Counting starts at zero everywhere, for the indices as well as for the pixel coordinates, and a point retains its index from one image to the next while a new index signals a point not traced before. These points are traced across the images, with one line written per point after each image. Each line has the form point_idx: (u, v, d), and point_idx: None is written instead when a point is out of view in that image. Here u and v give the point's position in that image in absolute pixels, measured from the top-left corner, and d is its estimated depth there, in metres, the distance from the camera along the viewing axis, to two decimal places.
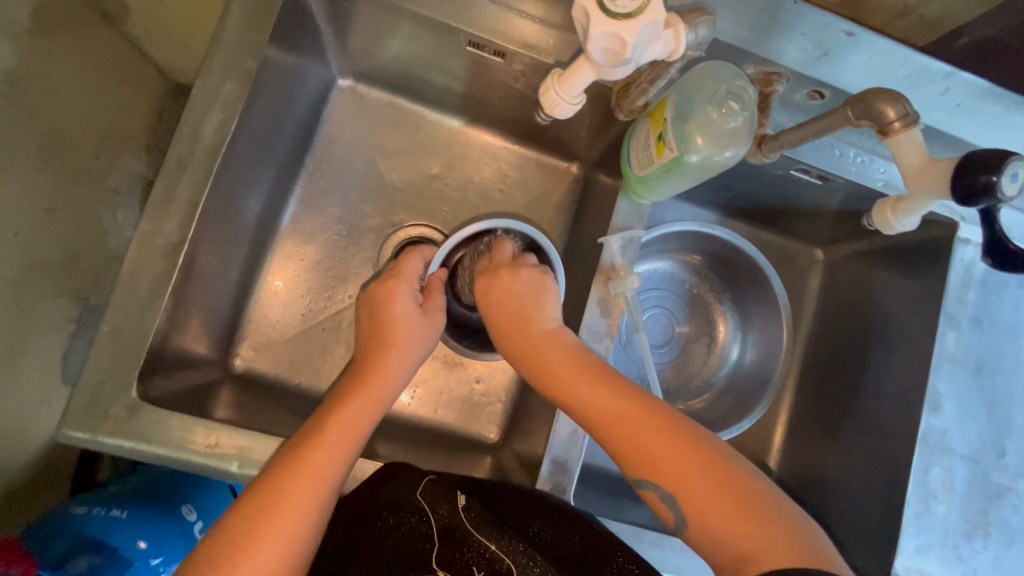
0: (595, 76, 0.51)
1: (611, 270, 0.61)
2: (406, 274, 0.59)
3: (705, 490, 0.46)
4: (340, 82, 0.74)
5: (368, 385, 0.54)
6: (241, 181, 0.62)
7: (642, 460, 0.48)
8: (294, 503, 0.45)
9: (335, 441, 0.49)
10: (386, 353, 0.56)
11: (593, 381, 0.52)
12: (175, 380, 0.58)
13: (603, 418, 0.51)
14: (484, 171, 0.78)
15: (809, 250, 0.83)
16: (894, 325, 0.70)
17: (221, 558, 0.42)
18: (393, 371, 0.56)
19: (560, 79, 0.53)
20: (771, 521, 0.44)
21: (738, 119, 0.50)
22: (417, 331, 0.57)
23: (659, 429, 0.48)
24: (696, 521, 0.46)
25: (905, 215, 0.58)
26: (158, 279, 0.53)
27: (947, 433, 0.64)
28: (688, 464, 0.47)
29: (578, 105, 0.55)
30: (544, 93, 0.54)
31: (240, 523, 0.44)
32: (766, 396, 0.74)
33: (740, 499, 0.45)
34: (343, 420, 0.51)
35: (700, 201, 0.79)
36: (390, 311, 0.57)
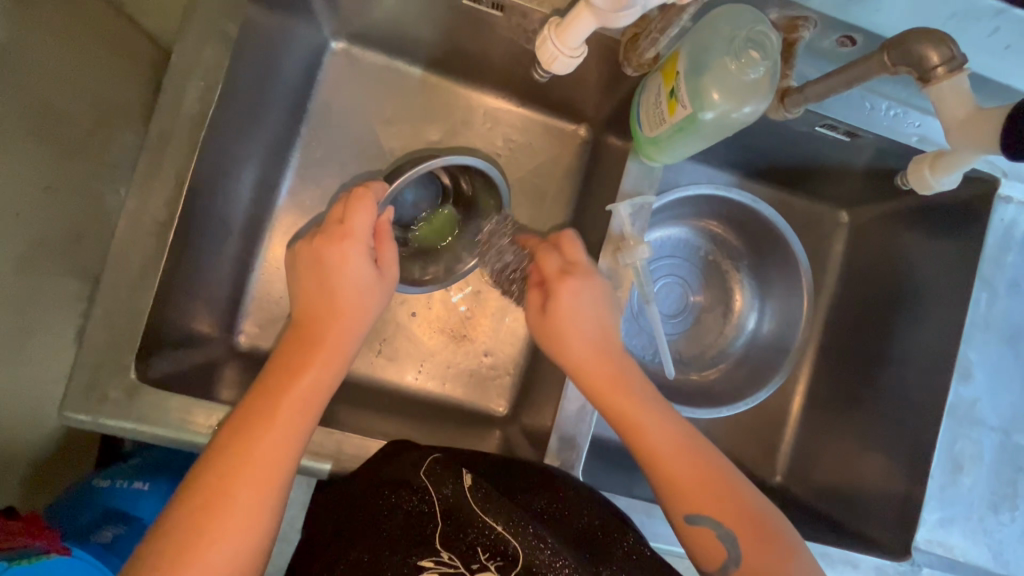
0: (596, 25, 0.47)
1: (620, 239, 0.57)
2: (354, 232, 0.52)
3: (732, 525, 0.48)
4: (333, 45, 0.71)
5: (312, 356, 0.51)
6: (231, 154, 0.59)
7: (689, 498, 0.49)
8: (246, 490, 0.45)
9: (282, 422, 0.48)
10: (332, 323, 0.52)
11: (644, 407, 0.52)
12: (177, 360, 0.57)
13: (654, 445, 0.51)
14: (488, 136, 0.75)
15: (834, 212, 0.79)
16: (925, 291, 0.66)
17: (175, 554, 0.42)
18: (341, 338, 0.52)
19: (557, 29, 0.49)
20: (809, 573, 0.46)
21: (759, 69, 0.45)
22: (374, 296, 0.54)
23: (705, 468, 0.50)
24: (744, 564, 0.47)
25: (945, 172, 0.53)
26: (148, 258, 0.51)
27: (977, 403, 0.63)
28: (736, 515, 0.48)
29: (577, 59, 0.51)
30: (540, 46, 0.50)
31: (188, 515, 0.44)
32: (785, 365, 0.71)
33: (780, 551, 0.47)
34: (287, 397, 0.48)
35: (717, 161, 0.75)
36: (340, 278, 0.52)
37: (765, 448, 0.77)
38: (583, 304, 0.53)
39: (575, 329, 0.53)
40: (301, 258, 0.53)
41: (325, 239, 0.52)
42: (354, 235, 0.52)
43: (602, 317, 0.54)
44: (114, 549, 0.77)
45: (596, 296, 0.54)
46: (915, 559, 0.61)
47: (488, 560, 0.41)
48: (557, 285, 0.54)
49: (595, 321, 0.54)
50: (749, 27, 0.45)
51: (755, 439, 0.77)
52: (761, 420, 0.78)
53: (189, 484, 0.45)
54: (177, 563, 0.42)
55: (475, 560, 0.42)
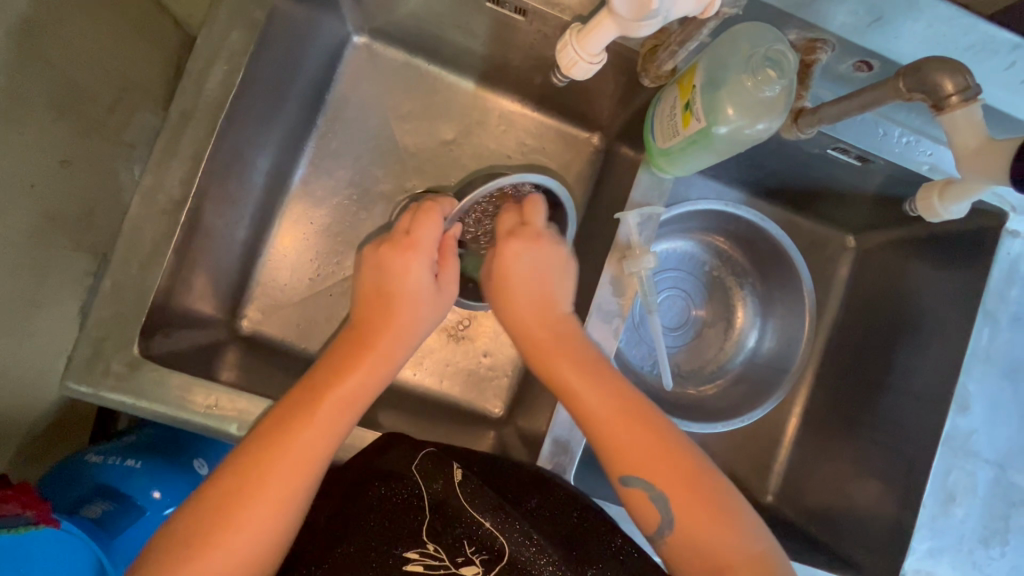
0: (618, 32, 0.46)
1: (626, 247, 0.57)
2: (420, 243, 0.54)
3: (680, 495, 0.46)
4: (355, 39, 0.71)
5: (360, 355, 0.51)
6: (249, 139, 0.60)
7: (626, 459, 0.48)
8: (281, 481, 0.44)
9: (323, 418, 0.47)
10: (386, 326, 0.53)
11: (585, 373, 0.51)
12: (179, 339, 0.58)
13: (591, 408, 0.50)
14: (501, 138, 0.75)
15: (840, 237, 0.80)
16: (929, 320, 0.66)
17: (200, 535, 0.42)
18: (392, 345, 0.52)
19: (578, 34, 0.49)
20: (748, 538, 0.45)
21: (775, 88, 0.45)
22: (427, 307, 0.54)
23: (647, 432, 0.48)
24: (680, 529, 0.46)
25: (953, 201, 0.54)
26: (160, 236, 0.51)
27: (973, 435, 0.61)
28: (673, 475, 0.47)
29: (597, 66, 0.50)
30: (561, 50, 0.50)
31: (219, 496, 0.43)
32: (782, 387, 0.70)
33: (722, 516, 0.45)
34: (331, 394, 0.49)
35: (727, 178, 0.75)
36: (400, 286, 0.53)
37: (758, 466, 0.78)
38: (521, 259, 0.55)
39: (519, 283, 0.55)
40: (365, 266, 0.55)
41: (390, 247, 0.54)
42: (419, 246, 0.54)
43: (540, 279, 0.55)
44: (103, 524, 0.78)
45: (541, 259, 0.55)
46: None
47: (473, 554, 0.41)
48: (522, 238, 0.55)
49: (535, 280, 0.55)
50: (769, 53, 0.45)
51: (748, 456, 0.77)
52: (756, 438, 0.78)
53: (227, 469, 0.45)
54: (202, 542, 0.41)
55: (461, 554, 0.41)
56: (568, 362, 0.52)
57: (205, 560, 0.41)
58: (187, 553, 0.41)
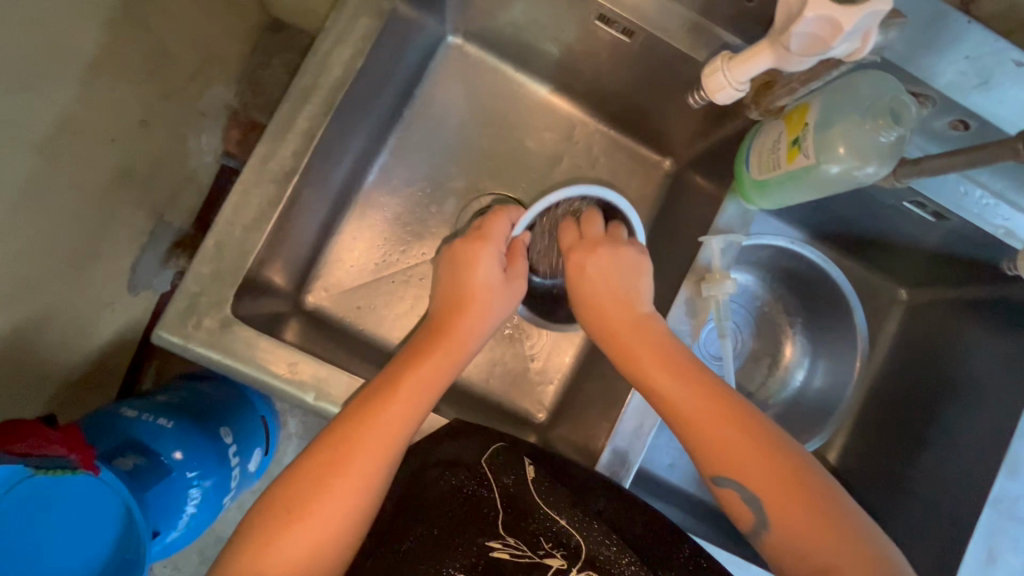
0: (771, 65, 0.47)
1: (705, 271, 0.58)
2: (492, 236, 0.56)
3: (782, 497, 0.45)
4: (449, 39, 0.74)
5: (442, 343, 0.52)
6: (348, 122, 0.62)
7: (716, 457, 0.47)
8: (365, 454, 0.45)
9: (407, 398, 0.48)
10: (464, 315, 0.54)
11: (676, 377, 0.50)
12: (256, 305, 0.59)
13: (680, 408, 0.49)
14: (574, 152, 0.77)
15: (892, 289, 0.81)
16: (980, 381, 0.67)
17: (295, 505, 0.42)
18: (467, 334, 0.54)
19: (731, 61, 0.49)
20: (855, 539, 0.43)
21: (891, 135, 0.46)
22: (498, 298, 0.55)
23: (734, 428, 0.47)
24: (779, 530, 0.45)
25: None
26: (266, 204, 0.52)
27: (1020, 500, 0.61)
28: (771, 475, 0.46)
29: (741, 92, 0.51)
30: (710, 75, 0.50)
31: (313, 465, 0.44)
32: (827, 426, 0.72)
33: (820, 512, 0.44)
34: (416, 376, 0.49)
35: (791, 218, 0.77)
36: (471, 275, 0.55)
37: None
38: (594, 270, 0.57)
39: (593, 284, 0.57)
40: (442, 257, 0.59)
41: (465, 241, 0.57)
42: (490, 239, 0.57)
43: (615, 284, 0.56)
44: (135, 478, 0.79)
45: (608, 264, 0.57)
46: None
47: (553, 550, 0.41)
48: (583, 250, 0.58)
49: (612, 283, 0.56)
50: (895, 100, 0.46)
51: None
52: None
53: (314, 441, 0.46)
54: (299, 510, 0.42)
55: (540, 548, 0.41)
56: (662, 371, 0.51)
57: (302, 528, 0.42)
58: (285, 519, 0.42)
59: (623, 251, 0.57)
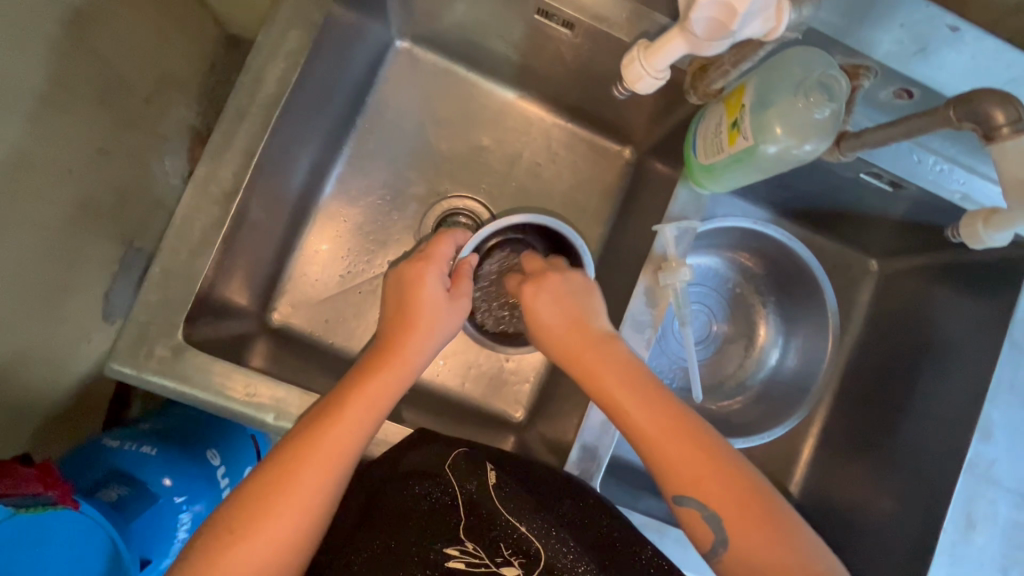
0: (687, 50, 0.47)
1: (661, 259, 0.58)
2: (436, 257, 0.56)
3: (737, 516, 0.45)
4: (398, 44, 0.73)
5: (388, 363, 0.52)
6: (295, 136, 0.61)
7: (676, 476, 0.47)
8: (312, 472, 0.46)
9: (351, 417, 0.49)
10: (410, 333, 0.53)
11: (634, 394, 0.50)
12: (217, 327, 0.59)
13: (637, 426, 0.49)
14: (533, 147, 0.77)
15: (863, 261, 0.81)
16: (951, 346, 0.67)
17: (240, 526, 0.43)
18: (413, 352, 0.53)
19: (647, 50, 0.49)
20: (805, 556, 0.44)
21: (825, 111, 0.46)
22: (444, 315, 0.55)
23: (693, 448, 0.47)
24: (736, 547, 0.45)
25: (997, 229, 0.53)
26: (210, 226, 0.52)
27: (994, 464, 0.60)
28: (729, 495, 0.45)
29: (662, 81, 0.51)
30: (627, 64, 0.50)
31: (261, 486, 0.45)
32: (803, 405, 0.72)
33: (775, 530, 0.44)
34: (361, 396, 0.50)
35: (755, 198, 0.77)
36: (415, 294, 0.55)
37: (773, 484, 0.78)
38: (550, 290, 0.55)
39: (547, 301, 0.55)
40: (394, 279, 0.57)
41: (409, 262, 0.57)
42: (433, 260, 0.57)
43: (571, 298, 0.55)
44: (120, 509, 0.79)
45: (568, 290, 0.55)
46: None
47: (511, 557, 0.41)
48: (543, 273, 0.57)
49: (568, 300, 0.55)
50: (828, 77, 0.45)
51: (764, 474, 0.78)
52: (772, 456, 0.78)
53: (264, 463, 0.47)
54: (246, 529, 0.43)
55: (499, 555, 0.41)
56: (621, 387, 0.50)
57: (248, 546, 0.43)
58: (232, 537, 0.43)
59: (573, 274, 0.57)
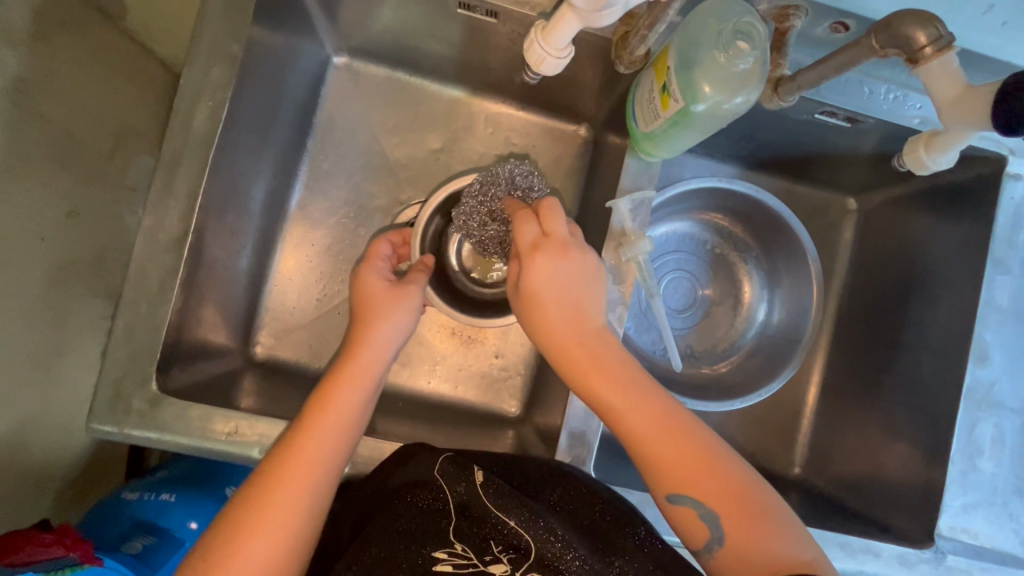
0: (580, 26, 0.49)
1: (621, 235, 0.57)
2: (372, 255, 0.58)
3: (730, 509, 0.45)
4: (335, 60, 0.73)
5: (347, 366, 0.52)
6: (241, 169, 0.61)
7: (673, 478, 0.47)
8: (286, 489, 0.45)
9: (320, 428, 0.48)
10: (364, 332, 0.53)
11: (626, 393, 0.49)
12: (197, 370, 0.59)
13: (634, 427, 0.48)
14: (488, 141, 0.76)
15: (840, 200, 0.78)
16: (936, 274, 0.66)
17: (219, 552, 0.43)
18: (375, 352, 0.53)
19: (543, 32, 0.51)
20: (795, 545, 0.44)
21: (749, 60, 0.45)
22: (393, 305, 0.54)
23: (685, 443, 0.47)
24: (730, 542, 0.45)
25: (940, 151, 0.53)
26: (165, 274, 0.53)
27: (995, 386, 0.61)
28: (720, 490, 0.46)
29: (565, 58, 0.53)
30: (529, 48, 0.53)
31: (238, 514, 0.45)
32: (797, 355, 0.70)
33: (765, 520, 0.45)
34: (326, 406, 0.50)
35: (720, 155, 0.75)
36: (362, 293, 0.55)
37: (781, 438, 0.77)
38: (554, 274, 0.50)
39: (549, 294, 0.51)
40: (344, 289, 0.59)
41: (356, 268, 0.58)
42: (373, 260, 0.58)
43: (575, 290, 0.51)
44: (145, 559, 0.80)
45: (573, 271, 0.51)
46: (939, 547, 0.59)
47: (501, 553, 0.42)
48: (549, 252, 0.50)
49: (569, 292, 0.51)
50: (745, 28, 0.45)
51: (771, 429, 0.77)
52: (776, 411, 0.77)
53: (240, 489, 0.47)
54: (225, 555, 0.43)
55: (488, 553, 0.42)
56: (602, 379, 0.50)
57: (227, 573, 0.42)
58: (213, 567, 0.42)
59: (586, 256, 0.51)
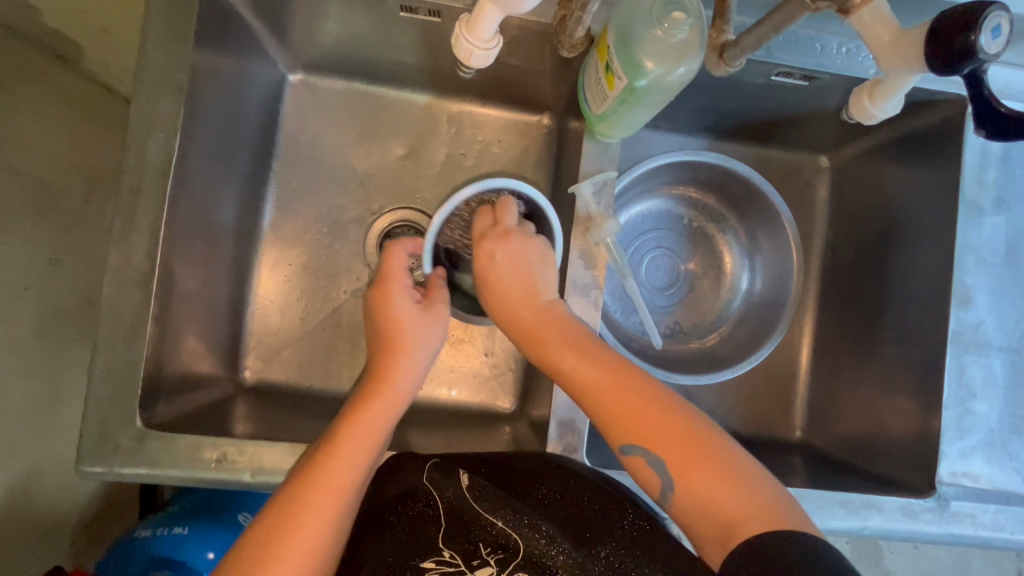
0: (502, 14, 0.49)
1: (587, 220, 0.57)
2: (393, 274, 0.56)
3: (682, 459, 0.46)
4: (291, 78, 0.73)
5: (378, 391, 0.53)
6: (206, 197, 0.62)
7: (624, 425, 0.48)
8: (317, 514, 0.46)
9: (350, 452, 0.49)
10: (393, 355, 0.54)
11: (577, 356, 0.50)
12: (184, 402, 0.60)
13: (583, 382, 0.49)
14: (453, 141, 0.76)
15: (813, 159, 0.78)
16: (911, 221, 0.65)
17: None
18: (404, 373, 0.54)
19: (468, 25, 0.52)
20: (748, 491, 0.44)
21: (685, 29, 0.46)
22: (422, 328, 0.55)
23: (640, 399, 0.48)
24: (682, 489, 0.45)
25: (884, 99, 0.53)
26: (137, 309, 0.53)
27: (980, 327, 0.60)
28: (674, 441, 0.46)
29: (493, 50, 0.53)
30: (456, 44, 0.53)
31: (264, 540, 0.45)
32: (783, 318, 0.70)
33: (719, 469, 0.45)
34: (355, 431, 0.50)
35: (686, 128, 0.75)
36: (390, 313, 0.55)
37: (780, 403, 0.76)
38: (500, 259, 0.54)
39: (499, 275, 0.53)
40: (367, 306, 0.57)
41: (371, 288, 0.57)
42: (392, 276, 0.56)
43: (521, 271, 0.53)
44: None
45: (516, 252, 0.54)
46: (942, 494, 0.59)
47: (488, 556, 0.44)
48: (495, 237, 0.54)
49: (512, 271, 0.53)
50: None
51: (769, 395, 0.76)
52: (772, 376, 0.77)
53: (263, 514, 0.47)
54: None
55: (477, 557, 0.45)
56: (564, 349, 0.51)
57: None
58: None
59: (525, 243, 0.54)
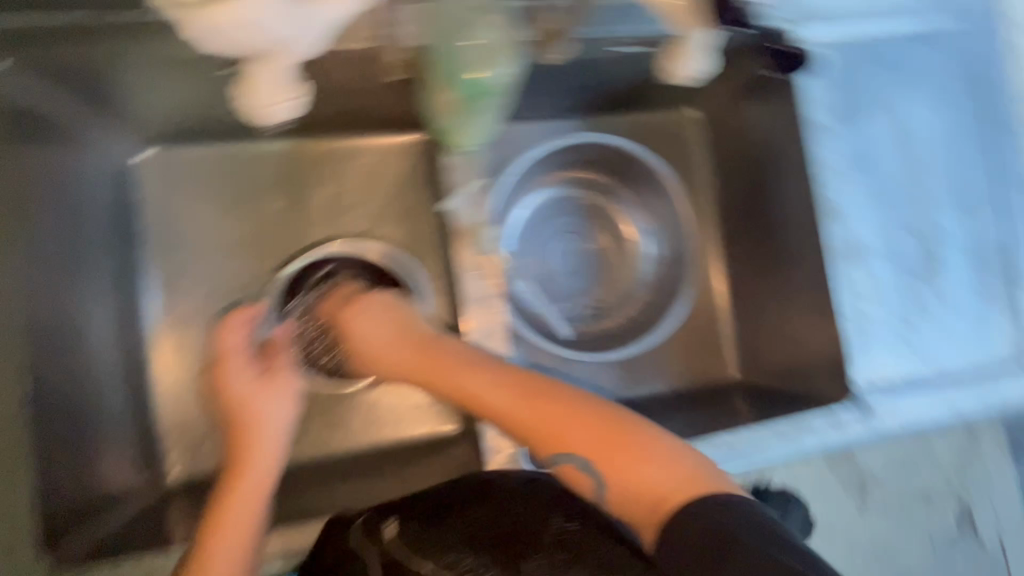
0: (278, 69, 0.53)
1: (465, 230, 0.60)
2: (229, 352, 0.60)
3: (603, 452, 0.45)
4: (133, 160, 0.68)
5: (240, 474, 0.53)
6: (65, 308, 0.57)
7: (541, 437, 0.47)
8: None
9: (223, 539, 0.48)
10: (249, 432, 0.57)
11: (478, 379, 0.52)
12: (99, 527, 0.55)
13: (494, 405, 0.50)
14: (329, 181, 0.74)
15: (684, 114, 0.80)
16: (779, 153, 0.68)
17: None
18: (267, 445, 0.56)
19: (249, 85, 0.54)
20: (668, 466, 0.43)
21: (487, 34, 0.54)
22: (264, 397, 0.58)
23: (545, 403, 0.48)
24: (612, 484, 0.44)
25: (688, 57, 0.61)
26: (9, 449, 0.49)
27: (854, 236, 0.65)
28: (589, 436, 0.45)
29: (287, 104, 0.56)
30: (247, 104, 0.56)
31: None
32: (690, 274, 0.73)
33: (638, 451, 0.44)
34: (227, 513, 0.50)
35: (554, 114, 0.76)
36: (231, 393, 0.59)
37: (712, 351, 0.79)
38: (362, 323, 0.64)
39: (361, 332, 0.64)
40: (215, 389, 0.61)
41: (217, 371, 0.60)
42: (230, 355, 0.61)
43: (377, 324, 0.64)
44: None
45: (373, 310, 0.65)
46: (857, 397, 0.63)
47: None
48: (350, 304, 0.66)
49: (375, 325, 0.63)
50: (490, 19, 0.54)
51: (700, 347, 0.79)
52: (698, 328, 0.79)
53: None
54: None
55: None
56: (452, 377, 0.54)
57: None
58: None
59: (375, 297, 0.66)
